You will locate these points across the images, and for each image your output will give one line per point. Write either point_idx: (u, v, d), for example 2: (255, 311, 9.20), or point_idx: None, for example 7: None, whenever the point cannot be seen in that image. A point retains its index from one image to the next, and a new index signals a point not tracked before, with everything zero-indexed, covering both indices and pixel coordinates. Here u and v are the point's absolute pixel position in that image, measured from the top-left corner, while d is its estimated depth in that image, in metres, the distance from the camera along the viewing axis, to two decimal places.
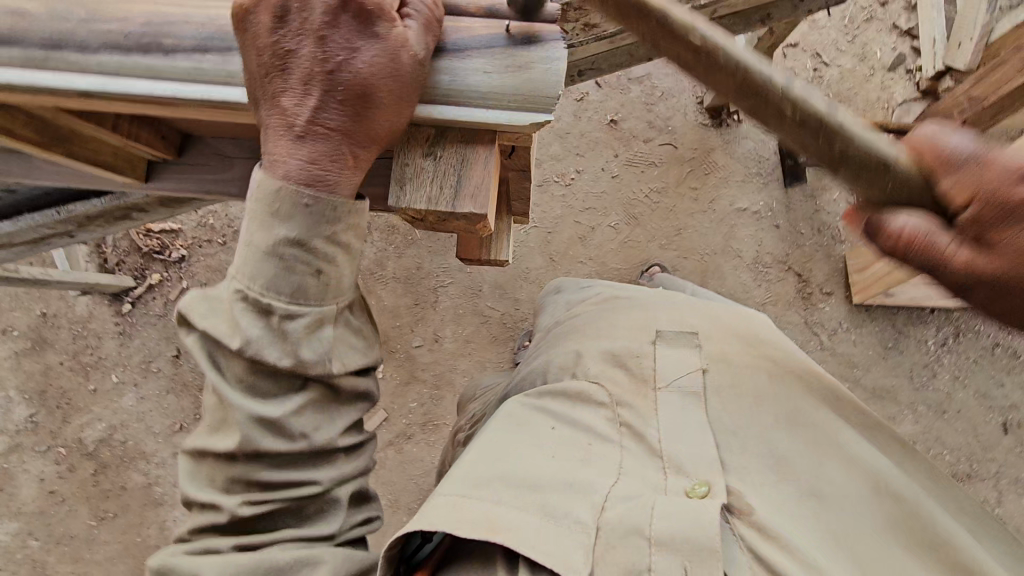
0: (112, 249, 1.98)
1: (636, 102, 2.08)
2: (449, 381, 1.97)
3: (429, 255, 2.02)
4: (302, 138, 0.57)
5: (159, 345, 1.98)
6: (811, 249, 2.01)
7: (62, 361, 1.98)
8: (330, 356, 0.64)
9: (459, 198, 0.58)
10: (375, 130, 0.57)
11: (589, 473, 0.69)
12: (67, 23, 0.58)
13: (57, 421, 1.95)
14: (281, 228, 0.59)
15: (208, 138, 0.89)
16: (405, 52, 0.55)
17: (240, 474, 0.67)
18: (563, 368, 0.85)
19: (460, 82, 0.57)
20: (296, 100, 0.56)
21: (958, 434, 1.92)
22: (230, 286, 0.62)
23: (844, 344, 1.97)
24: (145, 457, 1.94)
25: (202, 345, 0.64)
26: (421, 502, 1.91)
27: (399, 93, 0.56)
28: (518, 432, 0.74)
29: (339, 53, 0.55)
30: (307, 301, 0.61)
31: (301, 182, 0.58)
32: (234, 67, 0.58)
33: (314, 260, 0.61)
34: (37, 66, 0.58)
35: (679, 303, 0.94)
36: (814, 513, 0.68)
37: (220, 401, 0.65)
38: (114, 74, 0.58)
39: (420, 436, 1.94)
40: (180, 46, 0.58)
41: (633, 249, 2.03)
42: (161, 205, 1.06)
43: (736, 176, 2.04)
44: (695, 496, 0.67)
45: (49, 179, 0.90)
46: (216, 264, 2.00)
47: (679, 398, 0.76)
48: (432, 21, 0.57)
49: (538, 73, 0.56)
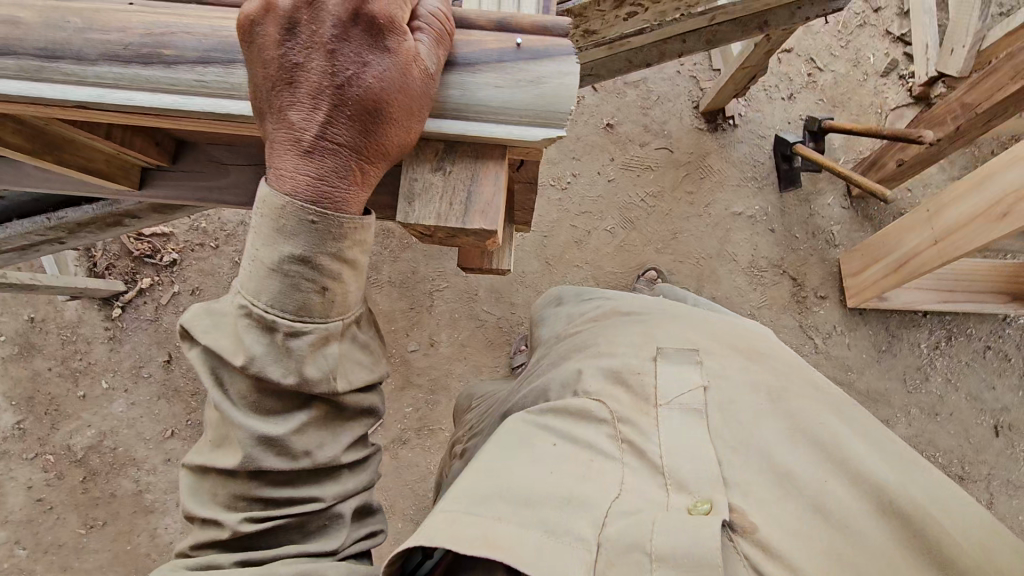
0: (102, 253, 1.95)
1: (632, 105, 2.08)
2: (444, 386, 1.96)
3: (424, 259, 2.01)
4: (310, 154, 0.56)
5: (150, 350, 1.95)
6: (805, 254, 2.02)
7: (50, 366, 1.94)
8: (335, 373, 0.63)
9: (469, 213, 0.57)
10: (385, 146, 0.56)
11: (587, 489, 0.68)
12: (65, 32, 0.56)
13: (45, 428, 1.91)
14: (286, 245, 0.57)
15: (203, 145, 0.87)
16: (415, 66, 0.54)
17: (243, 490, 0.66)
18: (564, 386, 0.85)
19: (470, 96, 0.57)
20: (303, 115, 0.55)
21: (950, 437, 1.94)
22: (236, 301, 0.61)
23: (838, 348, 1.98)
24: (136, 463, 1.91)
25: (204, 360, 0.63)
26: (417, 507, 1.90)
27: (409, 108, 0.54)
28: (519, 448, 0.73)
29: (349, 67, 0.53)
30: (312, 317, 0.60)
31: (307, 199, 0.57)
32: (238, 79, 0.57)
33: (320, 277, 0.59)
34: (34, 77, 0.56)
35: (680, 318, 0.94)
36: (819, 531, 0.67)
37: (222, 418, 0.64)
38: (114, 85, 0.57)
39: (415, 441, 1.93)
40: (181, 57, 0.56)
41: (629, 253, 2.03)
42: (154, 211, 1.04)
43: (731, 180, 2.05)
44: (697, 513, 0.66)
45: (40, 187, 0.88)
46: (208, 268, 1.97)
47: (680, 415, 0.75)
48: (443, 35, 0.56)
49: (550, 89, 0.56)
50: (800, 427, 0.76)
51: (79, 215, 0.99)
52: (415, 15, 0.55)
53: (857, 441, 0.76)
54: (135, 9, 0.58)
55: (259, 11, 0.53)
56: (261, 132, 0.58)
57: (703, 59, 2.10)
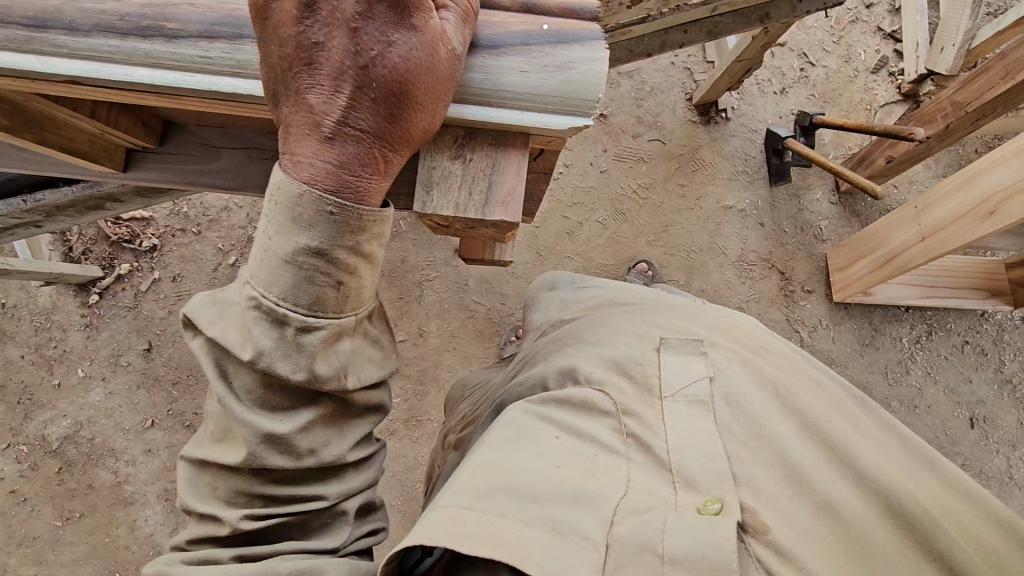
0: (78, 238, 1.88)
1: (625, 96, 2.06)
2: (433, 377, 1.94)
3: (414, 248, 1.98)
4: (331, 140, 0.53)
5: (129, 338, 1.89)
6: (793, 248, 2.04)
7: (22, 354, 1.87)
8: (346, 371, 0.62)
9: (489, 204, 0.56)
10: (409, 132, 0.54)
11: (595, 485, 0.67)
12: (55, 0, 0.52)
13: (17, 417, 1.85)
14: (302, 236, 0.55)
15: (193, 127, 0.83)
16: (442, 46, 0.51)
17: (245, 486, 0.64)
18: (564, 373, 0.83)
19: (494, 80, 0.54)
20: (324, 97, 0.51)
21: (928, 429, 1.99)
22: (244, 292, 0.58)
23: (824, 342, 2.01)
24: (114, 454, 1.85)
25: (208, 353, 0.61)
26: (404, 498, 1.88)
27: (435, 91, 0.52)
28: (523, 440, 0.71)
29: (373, 46, 0.50)
30: (325, 313, 0.58)
31: (327, 188, 0.54)
32: (246, 56, 0.54)
33: (336, 270, 0.57)
34: (22, 49, 0.53)
35: (680, 309, 0.94)
36: (828, 532, 0.67)
37: (225, 413, 0.62)
38: (109, 59, 0.53)
39: (403, 432, 1.91)
40: (184, 31, 0.53)
41: (620, 245, 2.02)
42: (137, 195, 1.00)
43: (722, 174, 2.05)
44: (708, 513, 0.65)
45: (16, 167, 0.84)
46: (190, 254, 1.91)
47: (687, 408, 0.75)
48: (468, 13, 0.53)
49: (578, 74, 0.54)
50: (807, 423, 0.76)
51: (62, 198, 0.95)
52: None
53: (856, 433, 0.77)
54: None
55: None
56: (275, 115, 0.55)
57: (696, 51, 2.09)
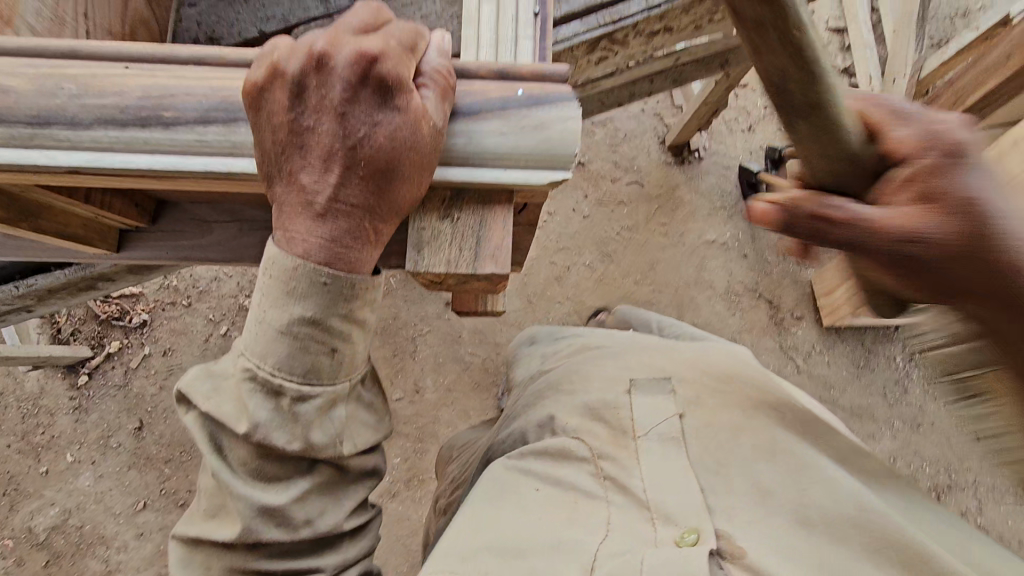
0: (67, 319, 1.87)
1: (601, 144, 2.14)
2: (432, 433, 1.91)
3: (405, 304, 1.98)
4: (323, 216, 0.55)
5: (119, 418, 1.85)
6: (778, 277, 2.08)
7: (8, 443, 1.82)
8: (341, 437, 0.63)
9: (480, 260, 0.57)
10: (396, 205, 0.56)
11: (574, 533, 0.67)
12: (56, 99, 0.55)
13: (2, 510, 1.78)
14: (296, 306, 0.57)
15: (185, 204, 0.85)
16: (427, 123, 0.53)
17: (239, 562, 0.63)
18: (542, 426, 0.84)
19: (474, 144, 0.56)
20: (315, 177, 0.54)
21: (935, 448, 1.98)
22: (238, 365, 0.59)
23: (819, 367, 2.02)
24: (104, 541, 1.78)
25: (202, 427, 0.61)
26: (410, 563, 1.81)
27: (420, 162, 0.53)
28: (503, 499, 0.73)
29: (359, 128, 0.53)
30: (319, 381, 0.59)
31: (321, 261, 0.56)
32: (240, 139, 0.57)
33: (329, 338, 0.59)
34: (25, 144, 0.55)
35: (648, 347, 0.95)
36: (811, 550, 0.66)
37: (220, 486, 0.61)
38: (110, 150, 0.56)
39: (405, 493, 1.86)
40: (180, 118, 0.55)
41: (608, 287, 2.05)
42: (130, 272, 1.01)
43: (702, 210, 2.11)
44: (685, 544, 0.65)
45: (10, 256, 0.85)
46: (181, 327, 1.90)
47: (659, 445, 0.75)
48: (447, 87, 0.56)
49: (554, 133, 0.56)
50: (779, 442, 0.76)
51: (57, 280, 0.97)
52: (420, 71, 0.56)
53: (829, 458, 0.76)
54: (129, 72, 0.56)
55: (264, 78, 0.52)
56: (269, 194, 0.57)
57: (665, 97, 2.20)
